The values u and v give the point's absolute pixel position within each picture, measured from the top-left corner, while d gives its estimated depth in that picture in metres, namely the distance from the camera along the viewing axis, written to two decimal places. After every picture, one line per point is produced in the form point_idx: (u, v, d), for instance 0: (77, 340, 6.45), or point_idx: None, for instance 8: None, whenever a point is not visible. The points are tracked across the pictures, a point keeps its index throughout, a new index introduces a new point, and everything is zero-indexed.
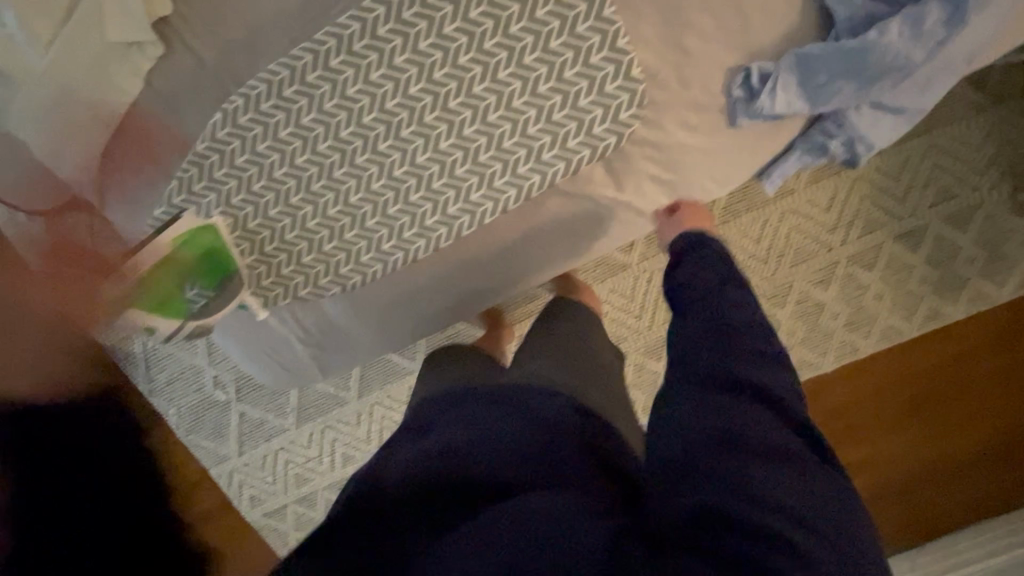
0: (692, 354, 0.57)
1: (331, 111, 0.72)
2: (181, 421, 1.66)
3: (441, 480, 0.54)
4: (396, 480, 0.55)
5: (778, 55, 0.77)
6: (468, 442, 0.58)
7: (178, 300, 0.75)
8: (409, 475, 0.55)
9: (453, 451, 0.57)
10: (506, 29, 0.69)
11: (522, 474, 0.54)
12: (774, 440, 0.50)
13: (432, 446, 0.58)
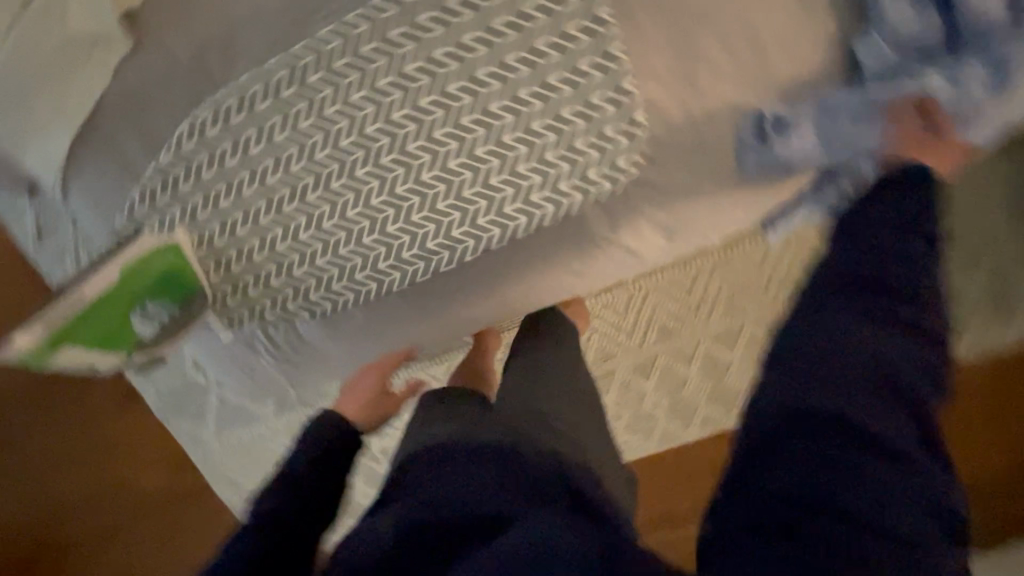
0: (795, 344, 0.53)
1: (307, 131, 0.67)
2: (159, 401, 1.63)
3: (438, 516, 0.54)
4: (389, 520, 0.55)
5: (795, 101, 0.71)
6: (456, 482, 0.57)
7: (127, 330, 0.72)
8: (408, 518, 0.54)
9: (442, 492, 0.57)
10: (500, 59, 0.65)
11: (513, 500, 0.54)
12: (885, 447, 0.46)
13: (423, 490, 0.58)
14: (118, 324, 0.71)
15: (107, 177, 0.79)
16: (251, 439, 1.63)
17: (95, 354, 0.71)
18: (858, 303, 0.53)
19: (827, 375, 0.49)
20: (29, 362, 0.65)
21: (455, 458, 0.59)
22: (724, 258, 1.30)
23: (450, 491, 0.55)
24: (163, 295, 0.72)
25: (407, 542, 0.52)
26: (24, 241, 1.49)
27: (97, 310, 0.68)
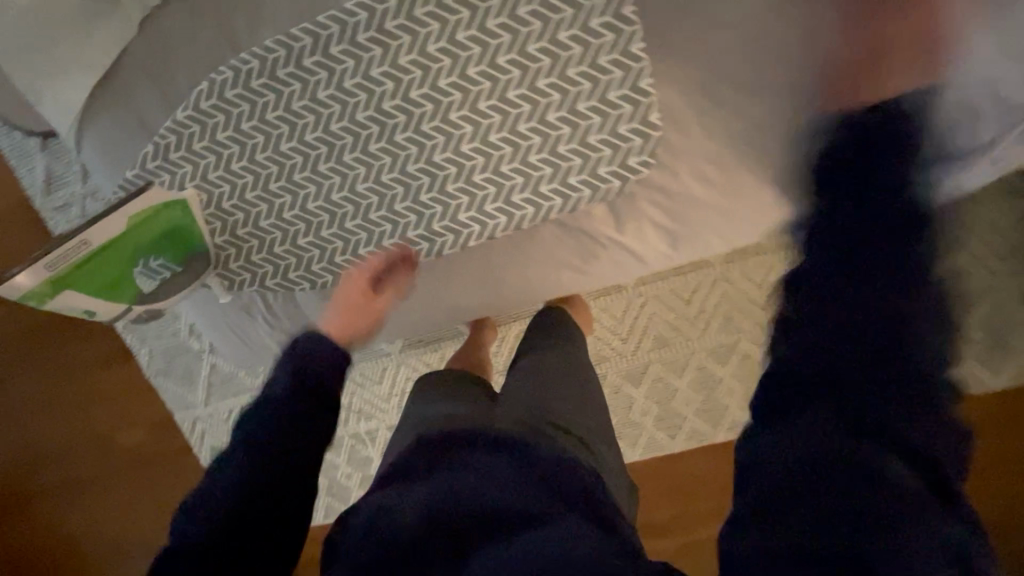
0: (800, 385, 0.53)
1: (326, 101, 0.68)
2: (151, 362, 1.64)
3: (461, 515, 0.59)
4: (406, 504, 0.61)
5: (817, 118, 0.69)
6: (480, 483, 0.62)
7: (130, 281, 0.72)
8: (429, 511, 0.60)
9: (467, 490, 0.61)
10: (522, 46, 0.65)
11: (536, 502, 0.60)
12: (893, 467, 0.47)
13: (444, 485, 0.62)
14: (124, 272, 0.70)
15: (126, 130, 0.80)
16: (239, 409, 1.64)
17: (95, 302, 0.70)
18: (846, 306, 0.55)
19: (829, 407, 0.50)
20: (31, 302, 0.65)
21: (470, 452, 0.66)
22: (727, 273, 1.33)
23: (461, 481, 0.62)
24: (168, 251, 0.71)
25: (425, 531, 0.58)
26: (33, 190, 1.50)
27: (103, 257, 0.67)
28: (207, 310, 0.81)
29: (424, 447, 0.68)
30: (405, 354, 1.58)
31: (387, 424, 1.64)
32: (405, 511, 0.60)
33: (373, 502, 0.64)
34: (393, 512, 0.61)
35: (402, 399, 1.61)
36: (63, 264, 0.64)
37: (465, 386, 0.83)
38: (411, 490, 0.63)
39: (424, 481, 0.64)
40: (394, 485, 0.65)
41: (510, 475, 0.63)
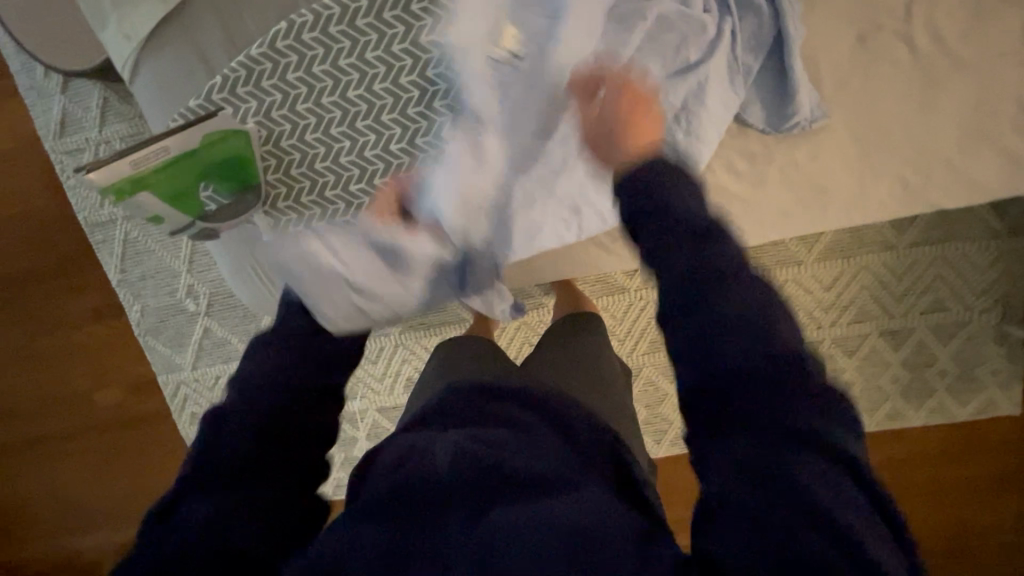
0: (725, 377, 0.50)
1: (399, 55, 0.71)
2: (144, 320, 1.62)
3: (488, 477, 0.52)
4: (431, 457, 0.55)
5: (838, 124, 0.77)
6: (507, 445, 0.56)
7: (197, 197, 0.70)
8: (458, 467, 0.53)
9: (491, 446, 0.55)
10: None
11: (560, 471, 0.54)
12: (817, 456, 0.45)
13: (471, 441, 0.56)
14: (195, 185, 0.69)
15: (184, 64, 0.80)
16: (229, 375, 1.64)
17: (161, 210, 0.68)
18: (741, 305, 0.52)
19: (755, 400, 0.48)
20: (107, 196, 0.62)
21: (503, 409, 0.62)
22: None
23: (499, 440, 0.56)
24: (239, 176, 0.71)
25: (458, 483, 0.52)
26: (46, 129, 1.48)
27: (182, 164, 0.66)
28: (241, 250, 0.83)
29: (449, 410, 0.63)
30: (404, 336, 1.58)
31: (378, 404, 1.64)
32: (437, 464, 0.54)
33: (400, 445, 0.58)
34: (423, 462, 0.55)
35: (396, 381, 1.62)
36: (147, 163, 0.62)
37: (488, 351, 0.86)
38: (438, 447, 0.56)
39: (445, 438, 0.58)
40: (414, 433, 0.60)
41: (544, 443, 0.58)
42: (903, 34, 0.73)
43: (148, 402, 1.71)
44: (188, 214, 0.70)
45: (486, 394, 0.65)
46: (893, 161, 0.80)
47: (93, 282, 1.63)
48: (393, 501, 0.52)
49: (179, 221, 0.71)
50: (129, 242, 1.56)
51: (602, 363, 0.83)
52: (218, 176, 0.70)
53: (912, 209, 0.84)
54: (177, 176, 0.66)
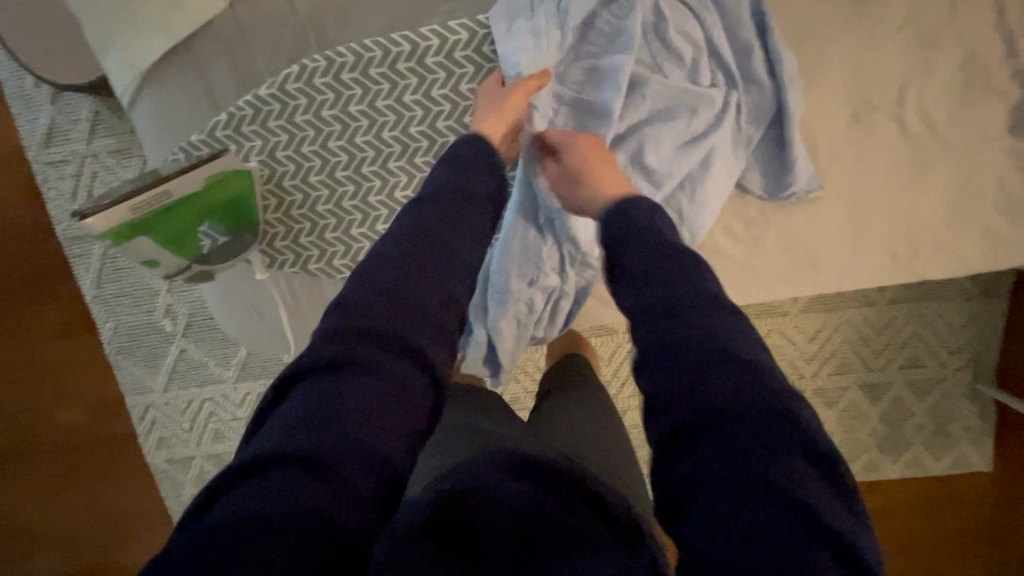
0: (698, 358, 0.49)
1: (411, 105, 0.71)
2: (116, 338, 1.56)
3: (553, 511, 0.45)
4: (488, 477, 0.47)
5: (833, 196, 0.80)
6: (567, 482, 0.48)
7: (194, 238, 0.71)
8: (518, 501, 0.45)
9: (552, 484, 0.47)
10: (573, 62, 0.74)
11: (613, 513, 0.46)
12: (804, 431, 0.45)
13: (532, 477, 0.48)
14: (193, 227, 0.69)
15: (190, 98, 0.79)
16: (201, 400, 1.58)
17: (158, 250, 0.69)
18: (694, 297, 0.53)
19: (728, 381, 0.47)
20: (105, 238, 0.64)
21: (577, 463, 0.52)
22: None
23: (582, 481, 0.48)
24: (236, 218, 0.71)
25: (517, 513, 0.44)
26: (31, 139, 1.45)
27: (181, 207, 0.67)
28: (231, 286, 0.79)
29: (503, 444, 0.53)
30: None
31: None
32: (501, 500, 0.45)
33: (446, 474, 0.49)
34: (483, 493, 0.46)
35: None
36: (147, 208, 0.63)
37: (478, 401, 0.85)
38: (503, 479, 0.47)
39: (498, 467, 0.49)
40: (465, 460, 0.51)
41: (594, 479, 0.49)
42: (896, 116, 0.76)
43: (111, 425, 1.63)
44: (185, 254, 0.71)
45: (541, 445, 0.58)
46: (883, 233, 0.82)
47: (65, 297, 1.56)
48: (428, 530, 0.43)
49: (176, 262, 0.71)
50: (107, 257, 1.51)
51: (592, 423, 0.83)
52: (214, 219, 0.69)
53: (901, 279, 0.87)
54: (173, 216, 0.66)
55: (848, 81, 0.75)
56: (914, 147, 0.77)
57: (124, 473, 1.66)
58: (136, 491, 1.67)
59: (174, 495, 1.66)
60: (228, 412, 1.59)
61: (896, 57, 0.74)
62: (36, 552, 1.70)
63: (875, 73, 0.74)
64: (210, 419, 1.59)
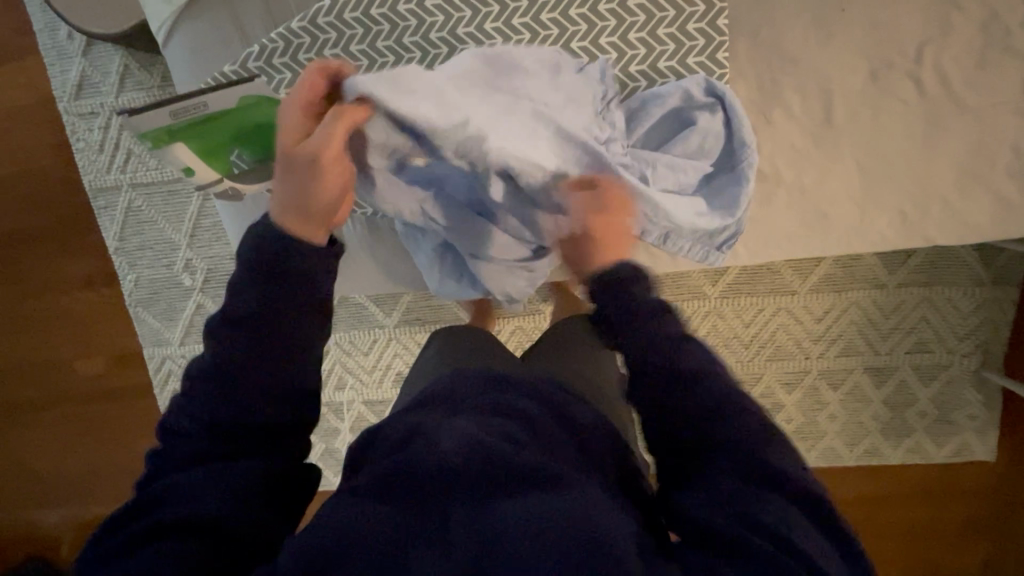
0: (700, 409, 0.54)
1: (436, 42, 0.72)
2: (136, 291, 1.60)
3: (480, 464, 0.53)
4: (432, 429, 0.57)
5: (846, 153, 0.81)
6: (489, 435, 0.55)
7: (227, 154, 0.72)
8: (462, 449, 0.54)
9: (479, 444, 0.54)
10: (593, 4, 0.70)
11: (521, 461, 0.54)
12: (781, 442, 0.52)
13: (469, 431, 0.56)
14: (228, 144, 0.70)
15: (223, 34, 0.81)
16: None
17: (192, 161, 0.70)
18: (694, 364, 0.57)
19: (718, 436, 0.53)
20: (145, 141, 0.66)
21: (515, 395, 0.63)
22: (718, 306, 1.46)
23: (513, 429, 0.58)
24: (267, 143, 0.71)
25: (461, 463, 0.53)
26: (62, 90, 1.49)
27: (218, 123, 0.66)
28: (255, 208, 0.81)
29: (472, 382, 0.65)
30: (399, 330, 1.58)
31: (365, 396, 1.64)
32: (442, 450, 0.54)
33: (400, 427, 0.59)
34: (427, 444, 0.55)
35: (386, 374, 1.62)
36: (186, 117, 0.64)
37: (487, 348, 0.88)
38: (446, 431, 0.56)
39: (450, 424, 0.58)
40: (414, 414, 0.62)
41: (513, 429, 0.57)
42: (912, 74, 0.77)
43: (128, 374, 1.68)
44: (217, 169, 0.73)
45: (500, 381, 0.65)
46: (894, 193, 0.83)
47: (90, 248, 1.61)
48: (373, 483, 0.54)
49: (211, 174, 0.73)
50: (131, 209, 1.55)
51: (599, 374, 0.85)
52: (246, 146, 0.71)
53: (913, 243, 0.87)
54: (207, 136, 0.67)
55: (866, 38, 0.76)
56: (931, 106, 0.78)
57: (138, 423, 1.71)
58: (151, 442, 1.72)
59: None
60: None
61: (916, 14, 0.74)
62: (53, 499, 1.76)
63: (893, 30, 0.75)
64: None
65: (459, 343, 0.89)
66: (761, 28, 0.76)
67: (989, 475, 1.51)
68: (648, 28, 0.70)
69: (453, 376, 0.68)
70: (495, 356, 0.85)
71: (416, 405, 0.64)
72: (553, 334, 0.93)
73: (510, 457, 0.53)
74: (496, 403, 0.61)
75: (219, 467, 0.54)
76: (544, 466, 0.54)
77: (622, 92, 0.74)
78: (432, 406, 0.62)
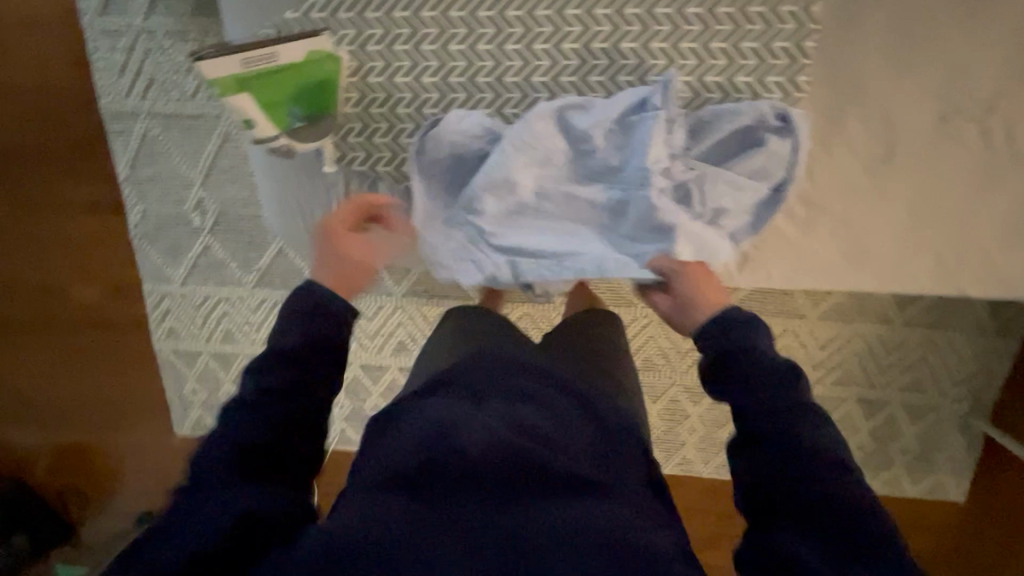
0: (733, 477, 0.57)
1: (512, 21, 0.68)
2: (143, 223, 1.56)
3: (504, 464, 0.53)
4: (456, 420, 0.56)
5: (899, 194, 0.80)
6: (516, 433, 0.55)
7: (285, 112, 0.71)
8: (487, 447, 0.54)
9: (504, 444, 0.54)
10: (682, 6, 0.67)
11: (545, 466, 0.54)
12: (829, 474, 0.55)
13: (496, 428, 0.55)
14: (290, 98, 0.70)
15: None
16: (218, 299, 1.59)
17: (251, 115, 0.69)
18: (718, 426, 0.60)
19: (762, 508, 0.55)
20: (212, 88, 0.66)
21: (534, 388, 0.62)
22: None
23: (536, 424, 0.57)
24: (325, 100, 0.71)
25: (486, 461, 0.53)
26: (88, 3, 1.41)
27: (282, 75, 0.68)
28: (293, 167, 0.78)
29: (496, 367, 0.65)
30: (406, 300, 1.57)
31: (362, 360, 1.63)
32: (468, 445, 0.54)
33: (422, 417, 0.58)
34: (454, 438, 0.54)
35: (387, 341, 1.61)
36: (254, 66, 0.65)
37: (504, 330, 0.86)
38: (473, 426, 0.55)
39: (476, 417, 0.57)
40: (430, 400, 0.60)
41: (539, 426, 0.57)
42: (981, 124, 0.76)
43: (124, 308, 1.65)
44: (275, 126, 0.71)
45: (525, 373, 0.64)
46: (937, 242, 0.83)
47: (98, 172, 1.55)
48: (400, 476, 0.53)
49: (267, 132, 0.71)
50: (146, 139, 1.49)
51: (619, 372, 0.84)
52: (306, 99, 0.70)
53: (943, 290, 0.87)
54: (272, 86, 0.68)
55: (943, 81, 0.74)
56: (993, 159, 0.77)
57: (130, 356, 1.69)
58: (141, 378, 1.70)
59: (175, 387, 1.69)
60: (242, 317, 1.60)
61: (998, 65, 0.73)
62: (36, 418, 1.76)
63: (971, 76, 0.74)
64: (222, 318, 1.61)
65: (473, 325, 0.86)
66: (841, 57, 0.75)
67: (958, 520, 1.55)
68: (734, 41, 0.67)
69: (468, 359, 0.67)
70: (511, 341, 0.82)
71: (429, 386, 0.63)
72: (571, 322, 0.91)
73: (537, 458, 0.54)
74: (517, 396, 0.61)
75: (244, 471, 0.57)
76: (569, 467, 0.54)
77: (694, 101, 0.71)
78: (456, 388, 0.62)
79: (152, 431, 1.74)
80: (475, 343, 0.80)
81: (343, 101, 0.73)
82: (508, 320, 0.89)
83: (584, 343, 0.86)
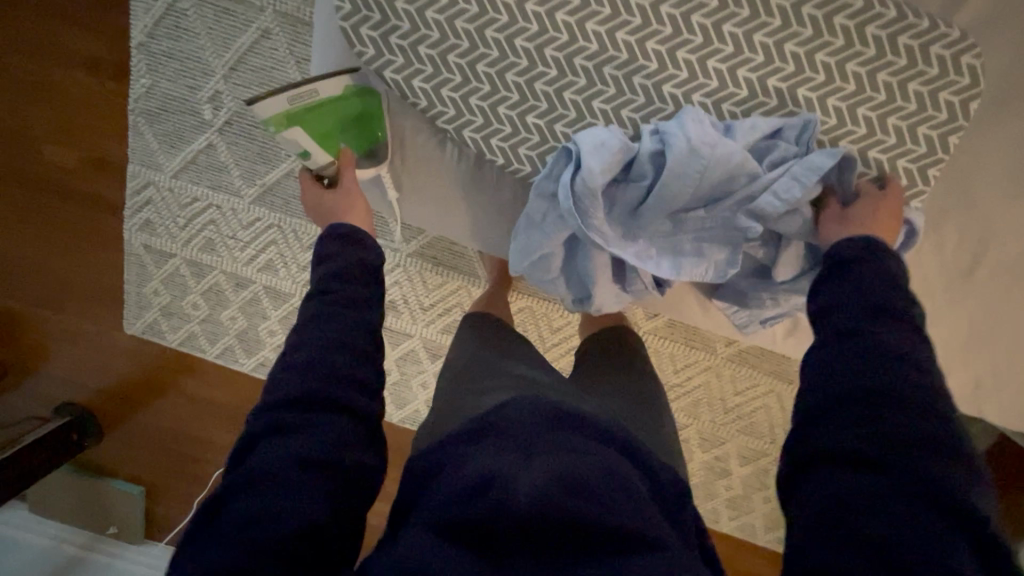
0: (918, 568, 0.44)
1: (663, 18, 0.62)
2: (144, 99, 1.38)
3: (559, 527, 0.45)
4: (510, 468, 0.48)
5: (965, 307, 0.79)
6: (569, 491, 0.46)
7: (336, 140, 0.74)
8: (544, 502, 0.45)
9: (558, 504, 0.45)
10: (843, 60, 0.62)
11: (597, 531, 0.45)
12: None
13: (550, 480, 0.47)
14: (337, 130, 0.73)
15: None
16: (204, 205, 1.43)
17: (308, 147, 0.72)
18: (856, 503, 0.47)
19: None
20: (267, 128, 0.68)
21: (585, 440, 0.53)
22: (718, 367, 1.42)
23: (591, 478, 0.48)
24: (370, 128, 0.75)
25: (541, 519, 0.45)
26: None
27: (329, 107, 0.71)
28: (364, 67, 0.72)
29: (542, 407, 0.56)
30: (410, 259, 1.47)
31: None
32: (521, 501, 0.46)
33: (471, 467, 0.49)
34: (505, 489, 0.46)
35: None
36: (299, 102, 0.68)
37: (522, 353, 0.81)
38: (523, 478, 0.47)
39: (528, 467, 0.49)
40: (477, 446, 0.52)
41: (589, 475, 0.48)
42: None
43: (97, 182, 1.48)
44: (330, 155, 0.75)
45: (572, 419, 0.56)
46: (982, 361, 0.83)
47: (108, 26, 1.36)
48: (453, 528, 0.46)
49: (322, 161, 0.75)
50: (171, 7, 1.31)
51: (653, 406, 0.79)
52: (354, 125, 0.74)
53: (966, 410, 0.88)
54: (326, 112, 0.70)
55: None
56: None
57: (92, 236, 1.53)
58: (100, 263, 1.55)
59: (135, 283, 1.54)
60: (229, 228, 1.44)
61: None
62: None
63: None
64: (206, 226, 1.45)
65: (490, 346, 0.82)
66: (959, 158, 0.72)
67: None
68: (883, 113, 0.62)
69: (505, 403, 0.58)
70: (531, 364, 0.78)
71: (470, 433, 0.54)
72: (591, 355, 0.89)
73: (592, 521, 0.45)
74: (571, 445, 0.52)
75: (267, 488, 0.45)
76: (622, 521, 0.46)
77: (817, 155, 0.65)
78: (503, 432, 0.53)
79: (96, 322, 1.59)
80: (496, 369, 0.76)
81: (388, 127, 0.76)
82: (528, 343, 0.84)
83: (613, 376, 0.82)
